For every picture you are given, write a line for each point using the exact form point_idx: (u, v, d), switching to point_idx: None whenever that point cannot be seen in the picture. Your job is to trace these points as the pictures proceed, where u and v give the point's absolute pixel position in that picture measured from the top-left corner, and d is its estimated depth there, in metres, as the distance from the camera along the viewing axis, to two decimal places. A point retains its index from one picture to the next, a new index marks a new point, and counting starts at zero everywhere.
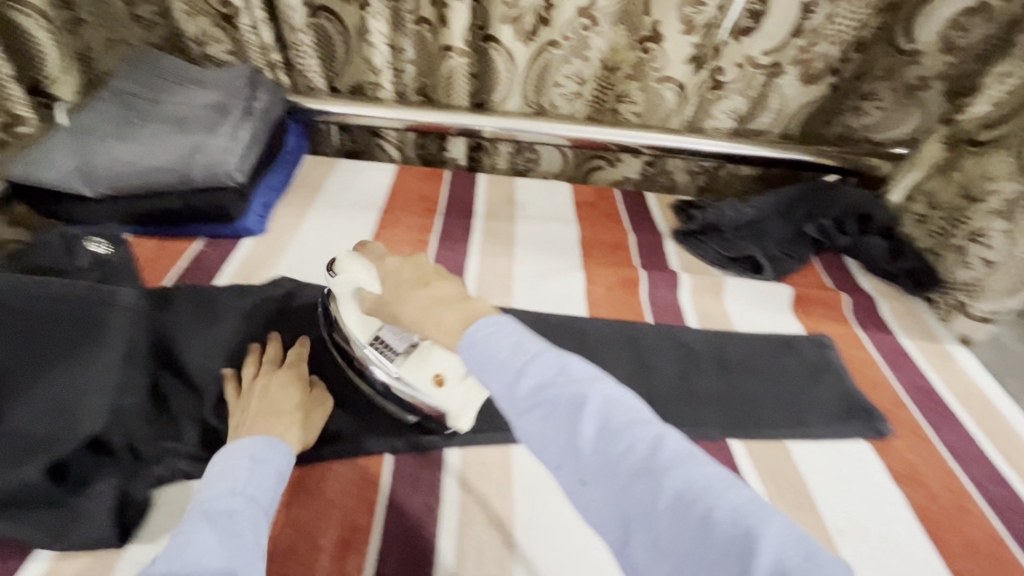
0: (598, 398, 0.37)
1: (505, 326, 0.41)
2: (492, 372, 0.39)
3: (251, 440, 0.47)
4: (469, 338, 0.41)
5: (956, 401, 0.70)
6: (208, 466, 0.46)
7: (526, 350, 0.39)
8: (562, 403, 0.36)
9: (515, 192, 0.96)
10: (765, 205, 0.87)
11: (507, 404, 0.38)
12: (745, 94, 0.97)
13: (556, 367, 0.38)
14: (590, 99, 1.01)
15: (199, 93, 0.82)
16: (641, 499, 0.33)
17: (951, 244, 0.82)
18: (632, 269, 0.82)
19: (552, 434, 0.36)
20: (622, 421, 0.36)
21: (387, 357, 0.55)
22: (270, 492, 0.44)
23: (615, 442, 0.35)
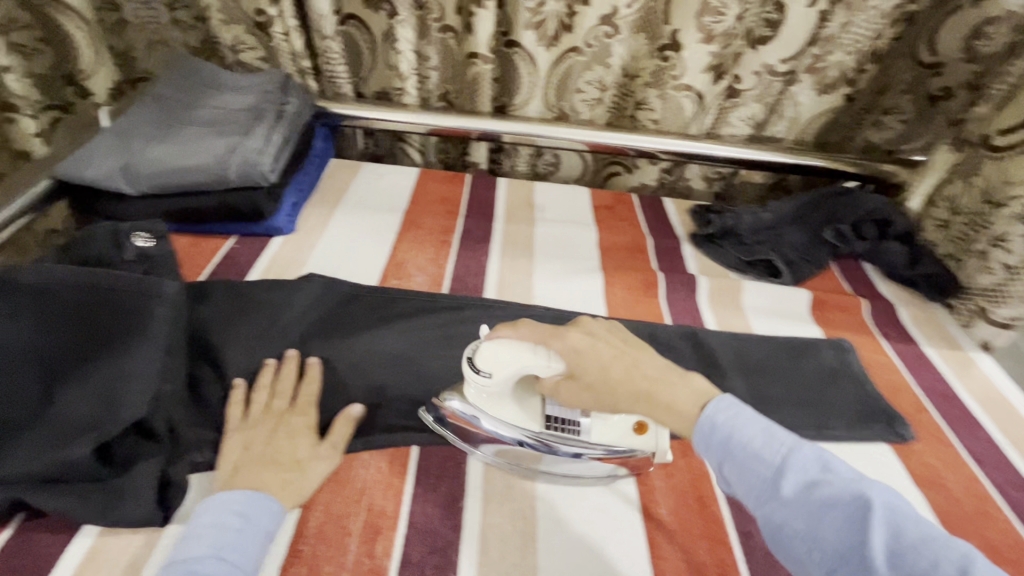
0: (879, 501, 0.36)
1: (742, 412, 0.43)
2: (754, 464, 0.40)
3: (243, 493, 0.45)
4: (710, 421, 0.43)
5: (978, 408, 0.69)
6: (194, 513, 0.44)
7: (783, 445, 0.41)
8: (846, 502, 0.36)
9: (535, 196, 0.98)
10: (782, 210, 0.89)
11: (765, 499, 0.39)
12: (762, 102, 0.98)
13: (817, 463, 0.40)
14: (609, 105, 1.03)
15: (233, 97, 0.85)
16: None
17: (973, 249, 0.81)
18: (651, 272, 0.83)
19: (831, 536, 0.36)
20: (915, 533, 0.34)
21: (570, 432, 0.53)
22: (258, 556, 0.42)
23: (903, 546, 0.34)
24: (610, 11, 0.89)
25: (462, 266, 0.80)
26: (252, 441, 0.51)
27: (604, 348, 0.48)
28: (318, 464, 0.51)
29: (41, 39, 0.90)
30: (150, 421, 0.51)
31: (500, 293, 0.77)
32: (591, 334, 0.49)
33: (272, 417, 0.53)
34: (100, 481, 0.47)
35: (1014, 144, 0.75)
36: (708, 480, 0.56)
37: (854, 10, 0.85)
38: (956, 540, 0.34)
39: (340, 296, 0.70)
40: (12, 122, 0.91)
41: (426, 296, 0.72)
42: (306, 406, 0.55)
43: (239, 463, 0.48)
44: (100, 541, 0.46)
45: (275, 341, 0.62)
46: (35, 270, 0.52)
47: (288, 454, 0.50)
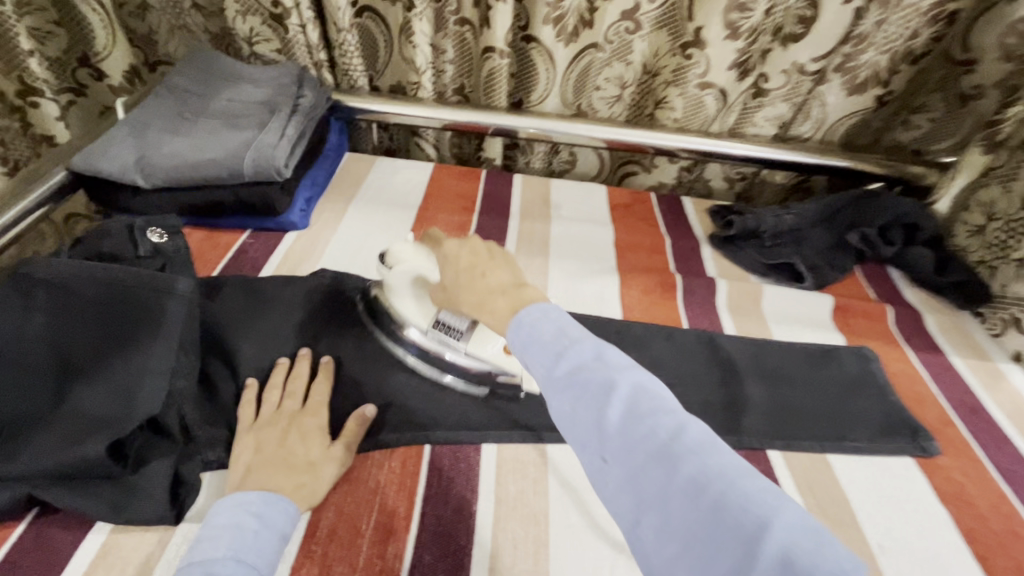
0: (627, 383, 0.35)
1: (550, 313, 0.40)
2: (538, 354, 0.38)
3: (259, 495, 0.45)
4: (517, 321, 0.41)
5: (1009, 424, 0.67)
6: (208, 515, 0.44)
7: (569, 337, 0.38)
8: (591, 387, 0.35)
9: (550, 193, 0.96)
10: (806, 213, 0.87)
11: (554, 388, 0.37)
12: (789, 100, 0.95)
13: (594, 355, 0.37)
14: (630, 102, 1.01)
15: (248, 90, 0.85)
16: (650, 479, 0.31)
17: (1011, 257, 0.78)
18: (669, 274, 0.81)
19: (582, 414, 0.35)
20: (647, 407, 0.34)
21: (453, 337, 0.60)
22: (274, 558, 0.42)
23: (641, 420, 0.33)
24: (632, 7, 0.88)
25: None
26: (265, 442, 0.50)
27: (464, 252, 0.49)
28: (331, 465, 0.51)
29: (54, 21, 0.91)
30: (163, 419, 0.51)
31: None
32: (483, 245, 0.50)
33: (284, 418, 0.53)
34: (113, 478, 0.47)
35: None
36: None
37: (890, 7, 0.82)
38: (681, 412, 0.34)
39: (353, 294, 0.70)
40: (39, 107, 0.94)
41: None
42: (317, 405, 0.55)
43: (251, 465, 0.48)
44: (112, 539, 0.46)
45: (288, 338, 0.62)
46: (49, 265, 0.52)
47: (300, 457, 0.50)
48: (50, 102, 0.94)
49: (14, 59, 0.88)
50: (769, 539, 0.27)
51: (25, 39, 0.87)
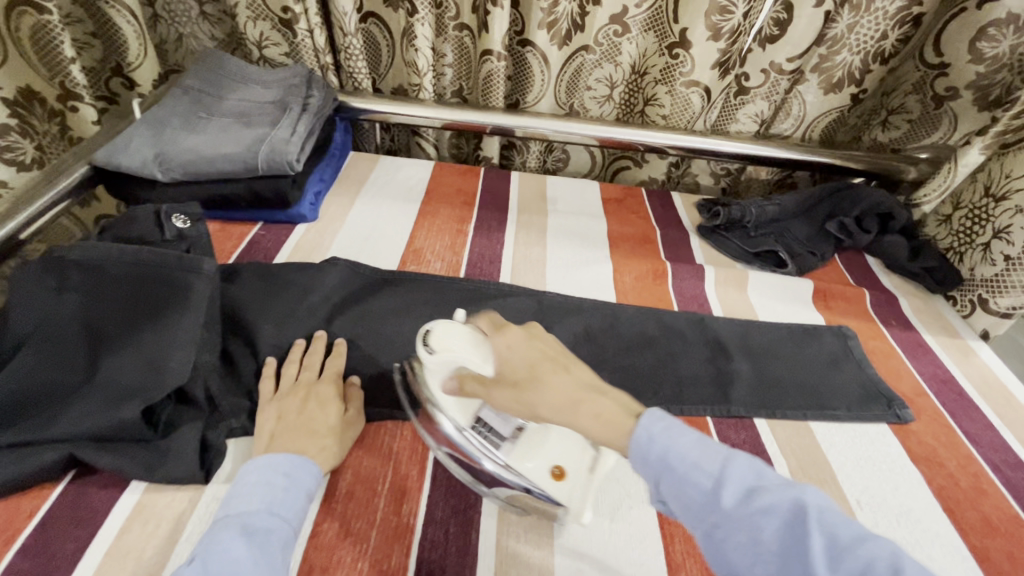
0: (811, 506, 0.36)
1: (675, 424, 0.42)
2: (692, 480, 0.39)
3: (286, 457, 0.48)
4: (645, 437, 0.41)
5: (976, 394, 0.72)
6: (240, 472, 0.47)
7: (719, 455, 0.40)
8: (777, 510, 0.36)
9: (547, 189, 1.01)
10: (788, 204, 0.92)
11: (728, 524, 0.37)
12: (770, 99, 1.01)
13: (758, 475, 0.39)
14: (619, 102, 1.07)
15: (259, 91, 0.89)
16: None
17: (976, 243, 0.83)
18: (660, 262, 0.86)
19: (769, 546, 0.36)
20: (849, 537, 0.35)
21: (494, 441, 0.51)
22: (303, 513, 0.45)
23: (839, 546, 0.34)
24: (621, 11, 0.93)
25: (477, 254, 0.83)
26: (286, 410, 0.54)
27: (529, 346, 0.47)
28: (348, 432, 0.55)
29: (89, 32, 0.96)
30: (190, 389, 0.54)
31: (514, 279, 0.80)
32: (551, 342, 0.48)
33: (301, 387, 0.56)
34: (146, 441, 0.51)
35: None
36: None
37: (861, 11, 0.89)
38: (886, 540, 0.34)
39: (363, 280, 0.73)
40: (78, 111, 0.96)
41: (448, 282, 0.76)
42: (333, 378, 0.59)
43: (275, 433, 0.51)
44: (145, 497, 0.49)
45: (303, 320, 0.66)
46: (82, 246, 0.56)
47: (320, 423, 0.53)
48: (89, 107, 0.96)
49: (58, 68, 0.90)
50: None
51: (67, 44, 0.88)
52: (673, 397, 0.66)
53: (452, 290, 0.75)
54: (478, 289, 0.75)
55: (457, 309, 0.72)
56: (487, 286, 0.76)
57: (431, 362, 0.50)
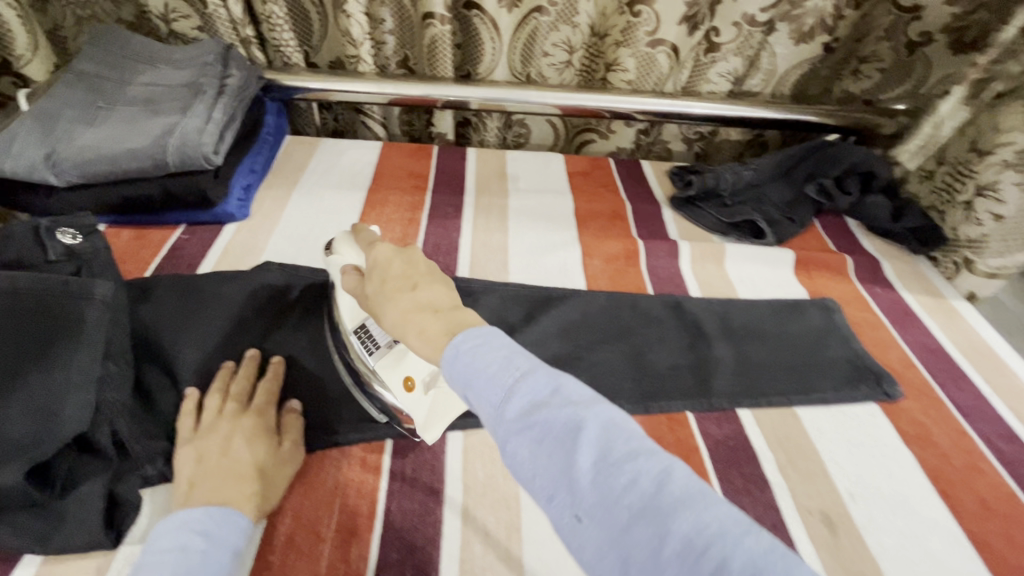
0: (592, 420, 0.32)
1: (490, 339, 0.37)
2: (487, 389, 0.35)
3: (205, 512, 0.41)
4: (455, 351, 0.37)
5: (964, 359, 0.68)
6: (150, 538, 0.40)
7: (518, 367, 0.35)
8: (556, 425, 0.32)
9: (507, 166, 0.92)
10: (763, 168, 0.85)
11: (504, 437, 0.34)
12: (742, 54, 0.93)
13: (552, 388, 0.34)
14: (579, 68, 0.98)
15: (169, 72, 0.77)
16: (635, 538, 0.27)
17: (957, 201, 0.77)
18: (631, 240, 0.78)
19: (545, 459, 0.32)
20: (623, 451, 0.30)
21: (367, 348, 0.53)
22: (228, 575, 0.39)
23: (611, 461, 0.30)
24: None
25: (432, 244, 0.75)
26: (207, 450, 0.46)
27: (397, 261, 0.46)
28: (284, 469, 0.48)
29: None
30: (93, 437, 0.47)
31: (473, 270, 0.72)
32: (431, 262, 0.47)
33: (225, 422, 0.49)
34: (40, 505, 0.43)
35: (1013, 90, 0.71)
36: (697, 455, 0.55)
37: None
38: (663, 451, 0.31)
39: (301, 287, 0.65)
40: None
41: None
42: (266, 405, 0.51)
43: (194, 479, 0.44)
44: (45, 569, 0.42)
45: (231, 339, 0.58)
46: None
47: (246, 462, 0.46)
48: None
49: None
50: None
51: None
52: (651, 392, 0.60)
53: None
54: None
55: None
56: None
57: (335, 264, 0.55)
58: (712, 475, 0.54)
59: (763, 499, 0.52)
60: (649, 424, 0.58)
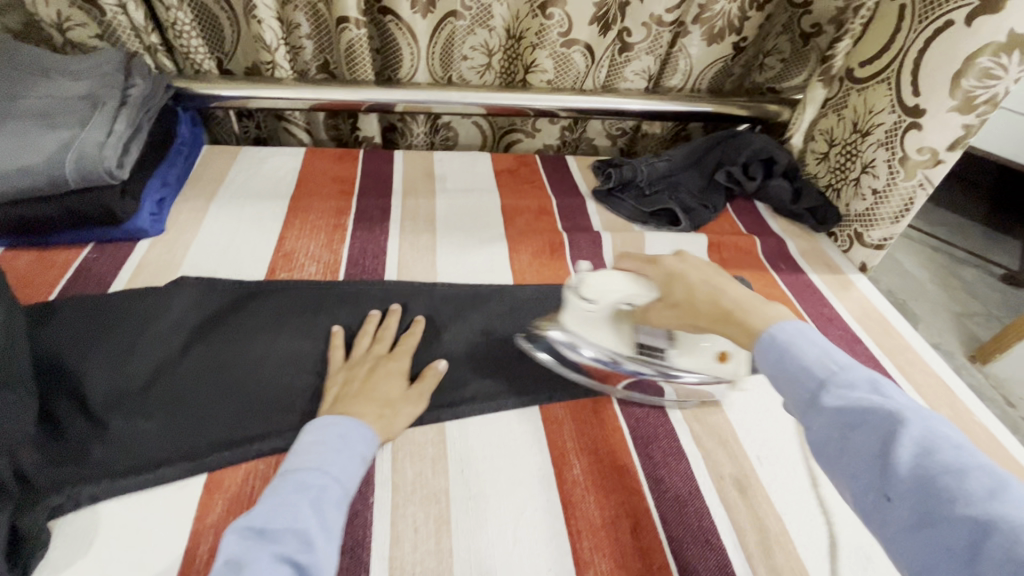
0: (917, 423, 0.37)
1: (807, 335, 0.45)
2: (802, 378, 0.42)
3: (340, 420, 0.50)
4: (772, 341, 0.45)
5: (857, 325, 0.74)
6: (298, 438, 0.50)
7: (833, 367, 0.42)
8: (874, 419, 0.38)
9: (434, 166, 0.93)
10: (676, 158, 0.90)
11: (812, 417, 0.41)
12: (653, 53, 0.98)
13: (869, 389, 0.40)
14: (499, 70, 1.00)
15: (66, 83, 0.73)
16: (939, 526, 0.32)
17: (849, 178, 0.84)
18: (556, 234, 0.80)
19: (857, 444, 0.38)
20: (949, 453, 0.35)
21: (657, 355, 0.59)
22: (355, 474, 0.47)
23: (936, 464, 0.34)
24: None
25: (358, 249, 0.75)
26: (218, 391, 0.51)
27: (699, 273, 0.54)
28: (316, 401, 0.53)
29: None
30: None
31: (401, 273, 0.73)
32: (682, 264, 0.55)
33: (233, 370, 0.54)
34: None
35: (874, 74, 0.79)
36: (619, 434, 0.58)
37: None
38: (970, 463, 0.34)
39: (221, 301, 0.64)
40: None
41: (323, 291, 0.67)
42: None
43: (339, 397, 0.54)
44: None
45: (145, 359, 0.56)
46: None
47: (382, 393, 0.55)
48: None
49: None
50: None
51: None
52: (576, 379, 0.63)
53: (329, 296, 0.67)
54: (357, 293, 0.68)
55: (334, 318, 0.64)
56: (368, 288, 0.69)
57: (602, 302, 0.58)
58: (633, 450, 0.57)
59: (680, 470, 0.55)
60: (574, 409, 0.60)
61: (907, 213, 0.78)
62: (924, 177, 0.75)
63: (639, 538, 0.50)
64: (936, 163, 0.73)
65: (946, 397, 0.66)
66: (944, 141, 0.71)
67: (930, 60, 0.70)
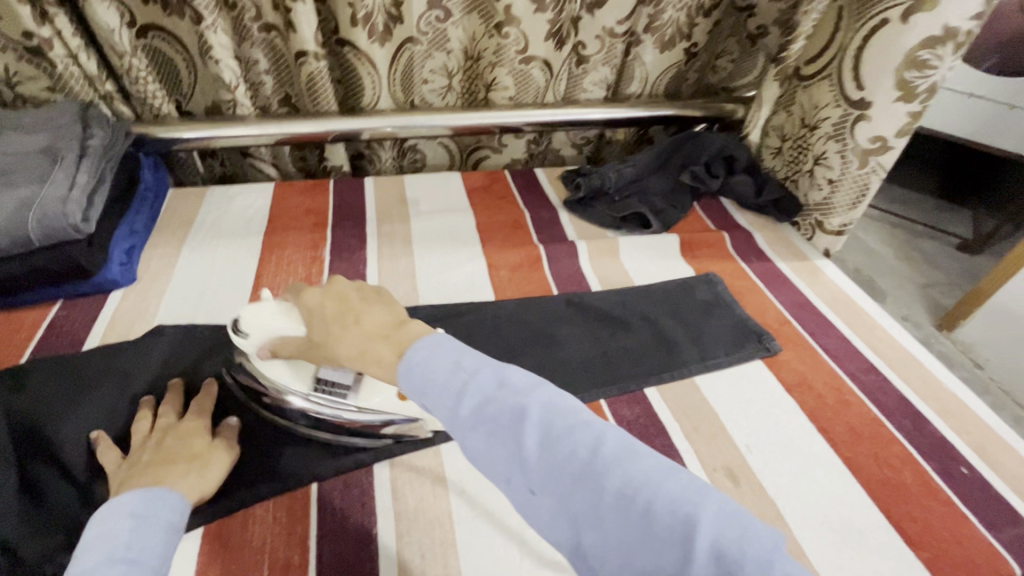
0: (537, 407, 0.36)
1: (438, 347, 0.41)
2: (437, 390, 0.38)
3: (134, 496, 0.43)
4: (407, 364, 0.40)
5: (827, 308, 0.78)
6: (82, 533, 0.41)
7: (465, 369, 0.39)
8: (504, 416, 0.36)
9: (406, 190, 0.93)
10: (642, 162, 0.92)
11: (458, 429, 0.37)
12: (609, 63, 1.01)
13: (495, 384, 0.38)
14: (460, 90, 1.01)
15: (19, 138, 0.71)
16: (576, 498, 0.32)
17: (802, 170, 0.88)
18: (533, 246, 0.81)
19: (501, 443, 0.35)
20: (561, 427, 0.35)
21: (338, 394, 0.55)
22: (165, 550, 0.40)
23: (554, 444, 0.34)
24: None
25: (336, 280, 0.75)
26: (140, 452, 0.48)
27: (329, 301, 0.48)
28: (207, 460, 0.50)
29: None
30: None
31: None
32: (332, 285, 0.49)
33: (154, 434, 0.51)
34: None
35: (816, 72, 0.84)
36: None
37: None
38: (594, 423, 0.36)
39: (202, 347, 0.63)
40: None
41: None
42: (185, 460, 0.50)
43: (126, 476, 0.46)
44: None
45: (129, 414, 0.55)
46: None
47: (182, 451, 0.49)
48: None
49: None
50: (697, 535, 0.29)
51: None
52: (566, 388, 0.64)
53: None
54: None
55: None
56: None
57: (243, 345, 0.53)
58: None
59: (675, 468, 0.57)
60: None
61: (864, 197, 0.82)
62: (876, 164, 0.79)
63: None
64: (887, 150, 0.77)
65: (916, 369, 0.69)
66: (893, 129, 0.75)
67: (872, 55, 0.74)
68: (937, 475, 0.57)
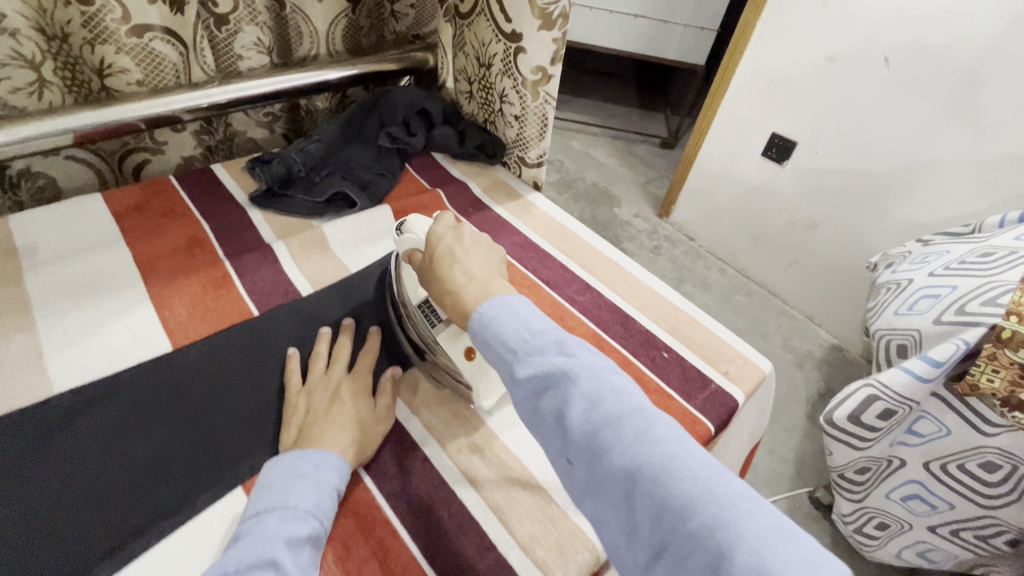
0: (593, 384, 0.39)
1: (512, 309, 0.45)
2: (502, 351, 0.42)
3: (305, 454, 0.48)
4: (481, 318, 0.45)
5: (544, 241, 0.81)
6: (280, 472, 0.47)
7: (524, 337, 0.42)
8: (560, 383, 0.39)
9: (12, 236, 0.65)
10: (329, 135, 0.83)
11: (514, 382, 0.41)
12: (257, 22, 0.85)
13: (556, 349, 0.41)
14: (61, 83, 0.76)
15: None
16: (613, 485, 0.36)
17: (495, 110, 0.89)
18: (216, 266, 0.66)
19: (546, 406, 0.39)
20: (613, 407, 0.38)
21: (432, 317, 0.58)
22: (325, 506, 0.45)
23: (603, 422, 0.37)
24: None
25: None
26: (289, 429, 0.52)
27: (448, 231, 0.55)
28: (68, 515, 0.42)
29: None
30: None
31: None
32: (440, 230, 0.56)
33: None
34: None
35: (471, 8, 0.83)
36: None
37: None
38: (648, 413, 0.38)
39: None
40: None
41: (12, 435, 0.48)
42: None
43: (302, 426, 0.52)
44: None
45: None
46: None
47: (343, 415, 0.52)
48: None
49: None
50: (724, 543, 0.32)
51: None
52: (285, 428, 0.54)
53: None
54: (50, 422, 0.50)
55: (48, 459, 0.48)
56: None
57: (404, 244, 0.59)
58: (368, 481, 0.51)
59: (419, 469, 0.53)
60: None
61: (547, 126, 0.86)
62: (545, 93, 0.83)
63: (391, 568, 0.46)
64: (548, 78, 0.81)
65: (621, 276, 0.76)
66: (547, 57, 0.78)
67: None
68: (647, 368, 0.63)
